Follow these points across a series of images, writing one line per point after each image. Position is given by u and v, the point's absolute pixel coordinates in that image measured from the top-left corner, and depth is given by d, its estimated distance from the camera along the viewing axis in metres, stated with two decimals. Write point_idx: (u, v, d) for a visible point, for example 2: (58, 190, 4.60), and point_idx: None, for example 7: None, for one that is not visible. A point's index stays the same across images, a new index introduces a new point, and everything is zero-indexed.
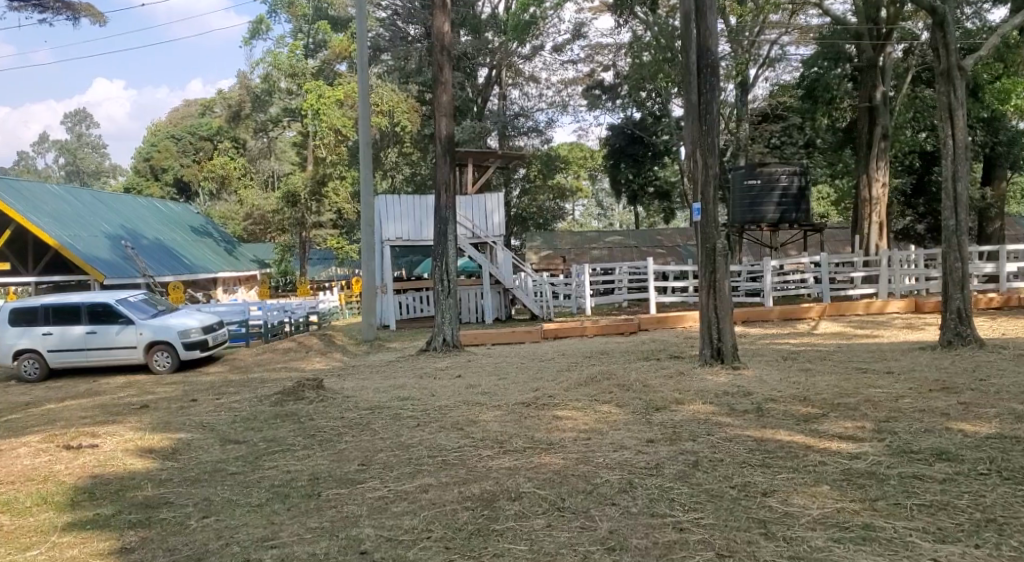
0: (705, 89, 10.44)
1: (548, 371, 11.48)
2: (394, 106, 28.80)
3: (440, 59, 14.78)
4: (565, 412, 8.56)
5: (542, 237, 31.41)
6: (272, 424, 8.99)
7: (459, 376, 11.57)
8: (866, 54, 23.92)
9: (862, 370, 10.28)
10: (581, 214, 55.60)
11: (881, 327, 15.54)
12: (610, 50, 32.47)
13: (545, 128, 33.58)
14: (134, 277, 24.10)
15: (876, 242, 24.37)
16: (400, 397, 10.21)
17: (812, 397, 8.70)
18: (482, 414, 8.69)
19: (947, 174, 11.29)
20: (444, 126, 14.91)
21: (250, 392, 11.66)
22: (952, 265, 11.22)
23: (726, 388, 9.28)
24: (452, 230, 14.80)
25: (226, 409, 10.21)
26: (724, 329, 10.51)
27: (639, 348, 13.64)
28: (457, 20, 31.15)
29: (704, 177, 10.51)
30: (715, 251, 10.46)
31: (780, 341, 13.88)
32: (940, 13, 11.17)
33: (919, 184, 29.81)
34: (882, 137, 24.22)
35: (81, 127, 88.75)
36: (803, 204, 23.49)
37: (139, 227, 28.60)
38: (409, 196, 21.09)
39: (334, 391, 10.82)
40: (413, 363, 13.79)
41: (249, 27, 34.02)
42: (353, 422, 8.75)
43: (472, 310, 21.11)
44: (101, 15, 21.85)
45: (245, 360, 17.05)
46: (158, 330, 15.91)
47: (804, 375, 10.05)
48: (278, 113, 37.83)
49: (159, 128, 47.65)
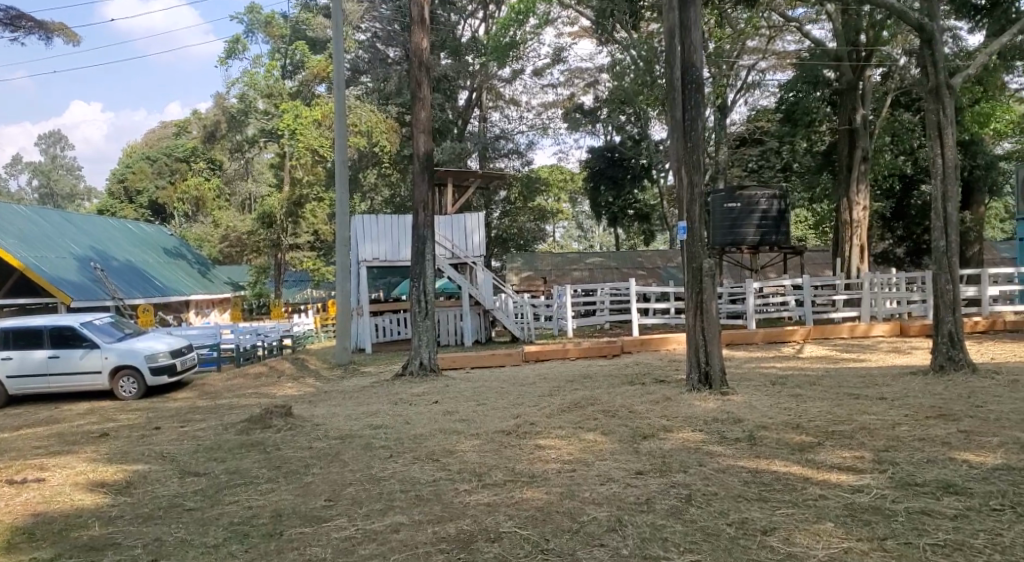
0: (689, 106, 10.13)
1: (529, 396, 11.03)
2: (372, 126, 28.26)
3: (419, 75, 14.42)
4: (547, 440, 8.13)
5: (523, 259, 31.09)
6: (237, 454, 8.46)
7: (436, 403, 11.08)
8: (847, 76, 24.00)
9: (854, 395, 9.91)
10: (561, 236, 55.51)
11: (867, 351, 15.27)
12: (590, 75, 32.40)
13: (525, 150, 33.46)
14: (103, 299, 23.40)
15: (857, 264, 24.20)
16: (374, 424, 9.72)
17: (806, 424, 8.32)
18: (459, 444, 8.22)
19: (937, 194, 11.05)
20: (421, 143, 14.52)
21: (217, 419, 11.09)
22: (943, 287, 10.96)
23: (715, 415, 8.87)
24: (430, 249, 14.37)
25: (188, 437, 9.65)
26: (711, 352, 10.14)
27: (622, 371, 13.25)
28: (437, 42, 30.88)
29: (689, 196, 10.18)
30: (701, 271, 10.10)
31: (766, 364, 13.53)
32: (928, 30, 11.03)
33: (898, 208, 29.86)
34: (862, 159, 24.24)
35: (56, 148, 87.52)
36: (782, 226, 23.34)
37: (108, 248, 27.88)
38: (386, 215, 20.58)
39: (304, 418, 10.29)
40: (388, 388, 13.30)
41: (225, 47, 33.57)
42: (322, 453, 8.25)
43: (451, 332, 20.63)
44: (75, 34, 21.41)
45: (214, 385, 16.44)
46: (124, 354, 15.30)
47: (794, 400, 9.66)
48: (255, 133, 37.37)
49: (134, 149, 46.95)
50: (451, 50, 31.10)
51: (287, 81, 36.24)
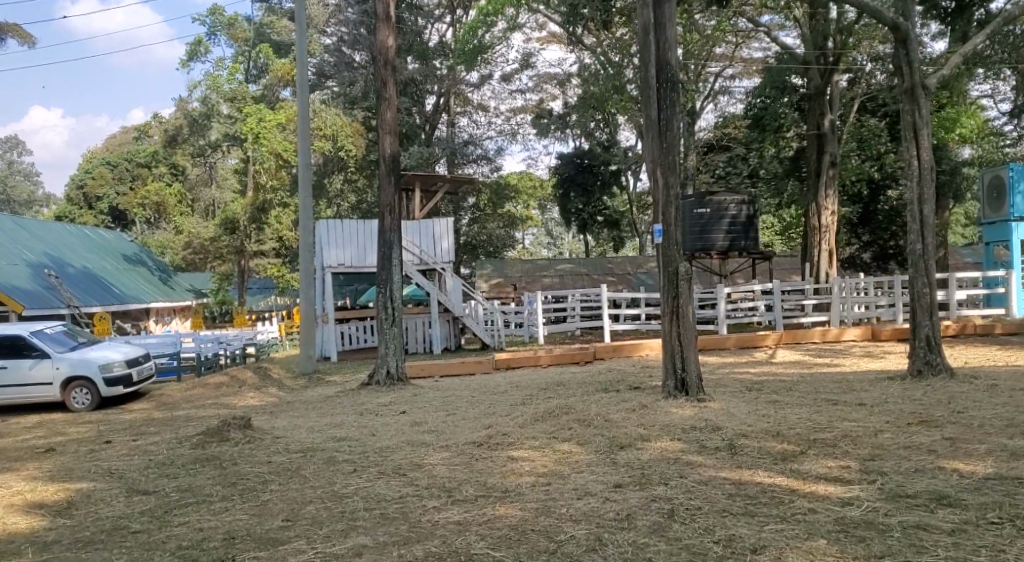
0: (664, 104, 9.86)
1: (501, 405, 10.66)
2: (338, 130, 27.91)
3: (385, 74, 14.01)
4: (520, 452, 7.74)
5: (492, 265, 30.72)
6: (190, 470, 7.96)
7: (404, 413, 10.66)
8: (815, 81, 23.87)
9: (833, 401, 9.68)
10: (531, 243, 55.17)
11: (841, 355, 15.11)
12: (559, 80, 32.15)
13: (494, 155, 33.15)
14: (57, 307, 22.59)
15: (826, 269, 24.14)
16: (337, 437, 9.26)
17: (787, 432, 8.04)
18: (428, 457, 7.83)
19: (913, 197, 10.89)
20: (388, 144, 14.07)
21: (172, 432, 10.56)
22: (920, 290, 10.80)
23: (693, 423, 8.57)
24: (397, 254, 13.94)
25: (141, 452, 9.11)
26: (688, 358, 9.85)
27: (595, 378, 12.93)
28: (404, 46, 30.40)
29: (664, 198, 9.89)
30: (677, 275, 9.82)
31: (740, 370, 13.27)
32: (903, 29, 10.88)
33: (865, 213, 29.97)
34: (831, 164, 24.19)
35: (12, 154, 85.33)
36: (751, 231, 23.24)
37: (64, 255, 26.98)
38: (352, 220, 20.09)
39: (263, 430, 9.81)
40: (353, 398, 12.82)
41: (187, 49, 32.80)
42: (281, 468, 7.80)
43: (419, 340, 20.16)
44: (31, 37, 20.70)
45: (172, 396, 15.82)
46: (77, 364, 14.67)
47: (773, 407, 9.39)
48: (218, 137, 36.58)
49: (93, 154, 45.79)
50: (418, 54, 30.64)
51: (251, 85, 35.54)
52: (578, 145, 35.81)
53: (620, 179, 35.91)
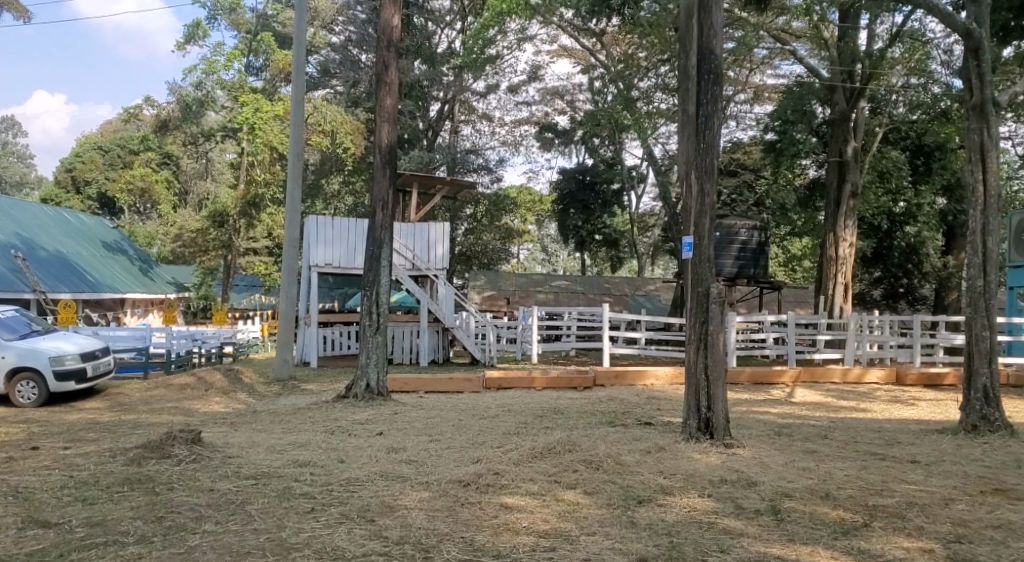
0: (706, 98, 8.58)
1: (493, 433, 9.25)
2: (337, 126, 26.86)
3: (387, 56, 12.62)
4: (515, 498, 6.37)
5: (486, 277, 29.26)
6: (114, 495, 6.54)
7: (380, 435, 9.24)
8: (839, 106, 22.63)
9: (880, 456, 8.32)
10: (525, 258, 53.87)
11: (864, 399, 13.75)
12: (568, 95, 30.98)
13: (496, 166, 31.71)
14: (22, 291, 21.22)
15: (840, 304, 22.81)
16: (300, 461, 7.83)
17: (839, 495, 6.68)
18: (404, 496, 6.43)
19: (976, 226, 9.59)
20: (385, 134, 12.68)
21: (113, 442, 9.13)
22: (978, 333, 9.44)
23: (723, 475, 7.22)
24: (386, 254, 12.52)
25: (64, 466, 7.67)
26: (715, 396, 8.45)
27: (597, 407, 11.54)
28: (410, 47, 28.84)
29: (698, 207, 8.58)
30: (708, 297, 8.46)
31: (760, 409, 11.88)
32: (976, 37, 9.64)
33: (878, 250, 28.67)
34: (851, 194, 22.84)
35: (7, 134, 83.68)
36: (761, 259, 21.92)
37: (37, 237, 25.55)
38: (342, 219, 18.68)
39: (216, 447, 8.37)
40: (325, 412, 11.36)
41: (185, 31, 31.47)
42: (226, 500, 6.39)
43: (405, 350, 18.78)
44: (25, 9, 19.45)
45: (130, 396, 14.36)
46: (24, 354, 13.24)
47: (814, 460, 8.00)
48: (213, 127, 35.14)
49: (87, 138, 44.49)
50: (425, 57, 29.12)
51: (251, 77, 34.10)
52: (582, 160, 34.59)
53: (623, 198, 34.70)
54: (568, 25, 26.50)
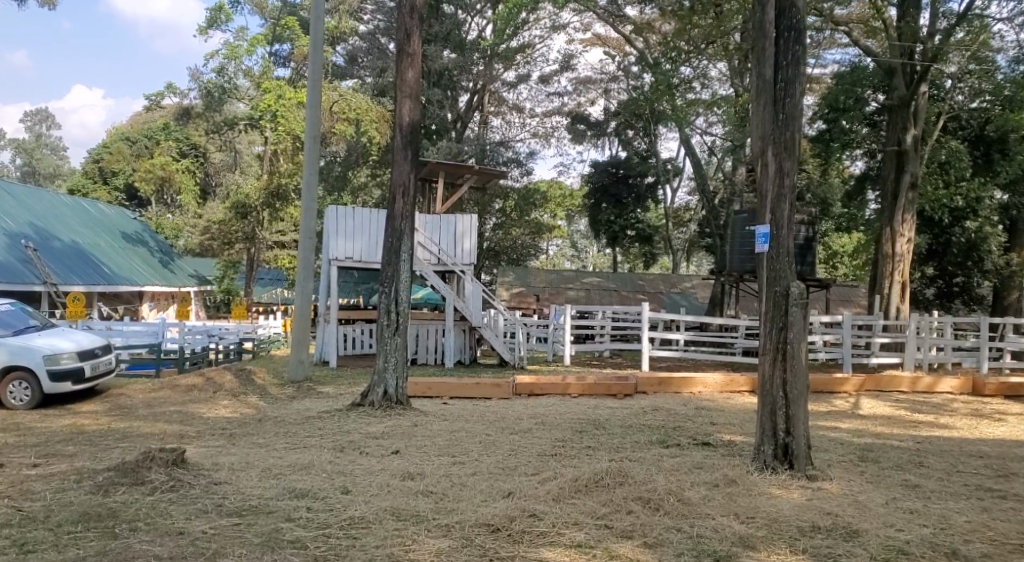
0: (786, 61, 7.16)
1: (529, 455, 7.89)
2: (361, 114, 25.29)
3: (409, 23, 11.26)
4: (557, 552, 5.07)
5: (515, 274, 27.92)
6: (64, 537, 5.34)
7: (395, 456, 7.91)
8: (899, 91, 20.60)
9: (998, 492, 6.84)
10: (554, 254, 52.28)
11: (942, 413, 12.17)
12: (601, 85, 29.49)
13: (525, 158, 30.33)
14: (31, 283, 20.23)
15: (897, 304, 20.88)
16: (297, 490, 6.54)
17: (969, 552, 5.25)
18: (419, 548, 5.12)
19: None
20: (405, 111, 11.34)
21: (90, 459, 7.89)
22: None
23: (814, 518, 5.83)
24: (406, 245, 11.19)
25: (19, 494, 6.44)
26: (795, 417, 7.05)
27: (641, 421, 10.12)
28: (439, 35, 27.80)
29: (775, 191, 7.16)
30: (787, 297, 7.04)
31: (831, 426, 10.33)
32: None
33: (932, 246, 26.74)
34: (911, 186, 20.93)
35: (41, 126, 84.12)
36: (809, 256, 20.31)
37: (52, 228, 24.64)
38: (364, 209, 17.36)
39: (202, 469, 7.12)
40: (337, 422, 10.09)
41: (207, 15, 30.42)
42: (194, 549, 5.11)
43: (430, 350, 17.50)
44: None
45: (133, 398, 13.23)
46: (17, 353, 12.11)
47: (919, 498, 6.56)
48: (238, 116, 34.14)
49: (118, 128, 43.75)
50: (455, 45, 27.89)
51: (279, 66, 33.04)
52: (615, 153, 33.01)
53: (657, 191, 33.04)
54: (603, 12, 25.13)
